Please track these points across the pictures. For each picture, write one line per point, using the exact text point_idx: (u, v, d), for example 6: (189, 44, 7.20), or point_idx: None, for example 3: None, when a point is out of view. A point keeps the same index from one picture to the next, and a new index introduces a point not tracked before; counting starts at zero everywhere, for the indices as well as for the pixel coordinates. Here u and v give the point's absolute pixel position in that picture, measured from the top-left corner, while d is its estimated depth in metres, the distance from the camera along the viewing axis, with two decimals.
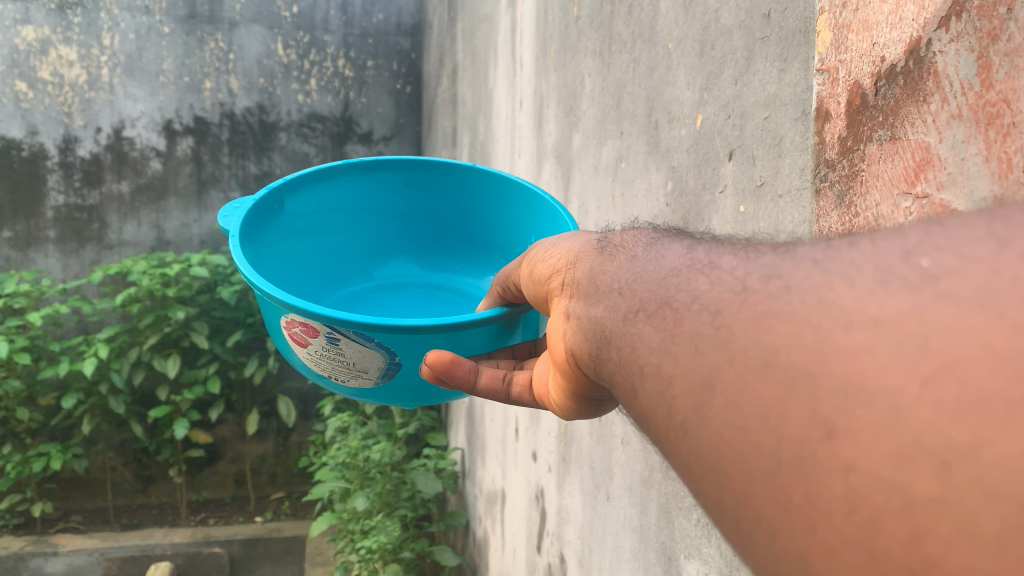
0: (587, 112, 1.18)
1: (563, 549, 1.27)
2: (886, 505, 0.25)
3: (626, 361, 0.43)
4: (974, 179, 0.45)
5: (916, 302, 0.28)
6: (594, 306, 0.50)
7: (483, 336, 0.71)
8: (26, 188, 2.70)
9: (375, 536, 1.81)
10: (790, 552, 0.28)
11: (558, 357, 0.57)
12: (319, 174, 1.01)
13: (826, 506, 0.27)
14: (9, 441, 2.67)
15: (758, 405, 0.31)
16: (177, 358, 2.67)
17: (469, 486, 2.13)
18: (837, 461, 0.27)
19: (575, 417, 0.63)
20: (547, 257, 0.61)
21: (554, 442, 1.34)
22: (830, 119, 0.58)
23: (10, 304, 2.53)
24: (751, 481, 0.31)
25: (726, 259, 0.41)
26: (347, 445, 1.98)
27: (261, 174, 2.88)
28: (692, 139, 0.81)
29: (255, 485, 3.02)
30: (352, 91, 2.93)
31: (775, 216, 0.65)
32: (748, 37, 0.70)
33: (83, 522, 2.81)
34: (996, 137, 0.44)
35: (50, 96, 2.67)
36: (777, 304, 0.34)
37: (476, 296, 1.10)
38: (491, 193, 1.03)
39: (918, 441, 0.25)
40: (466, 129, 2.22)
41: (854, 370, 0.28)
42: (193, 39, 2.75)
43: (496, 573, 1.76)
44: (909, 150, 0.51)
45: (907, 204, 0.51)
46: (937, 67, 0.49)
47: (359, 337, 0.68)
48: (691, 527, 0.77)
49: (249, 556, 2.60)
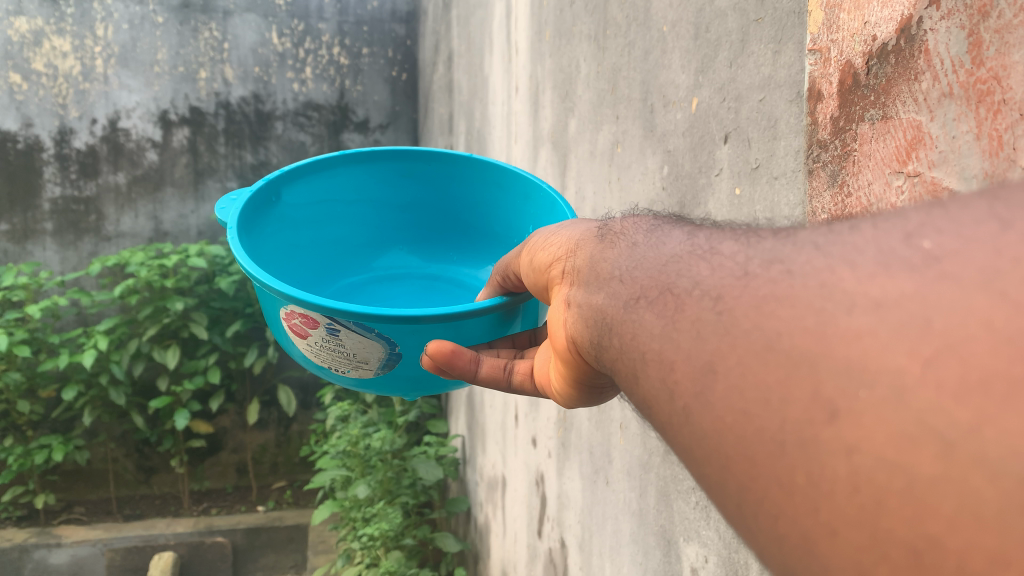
0: (583, 97, 1.18)
1: (563, 535, 1.28)
2: (889, 485, 0.26)
3: (627, 346, 0.43)
4: (965, 157, 0.46)
5: (918, 284, 0.28)
6: (596, 293, 0.50)
7: (483, 324, 0.71)
8: (22, 180, 2.69)
9: (377, 524, 1.79)
10: (793, 534, 0.29)
11: (560, 345, 0.57)
12: (315, 165, 1.01)
13: (828, 487, 0.28)
14: (10, 434, 2.68)
15: (761, 388, 0.32)
16: (176, 349, 2.67)
17: (470, 473, 2.14)
18: (840, 444, 0.28)
19: (576, 405, 0.64)
20: (547, 245, 0.61)
21: (553, 428, 1.35)
22: (822, 100, 0.59)
23: (9, 297, 2.53)
24: (755, 463, 0.31)
25: (727, 245, 0.41)
26: (347, 434, 1.99)
27: (258, 164, 2.87)
28: (688, 122, 0.81)
29: (257, 475, 3.03)
30: (347, 79, 2.92)
31: (770, 199, 0.66)
32: (742, 19, 0.70)
33: (86, 514, 2.83)
34: (987, 115, 0.44)
35: (44, 87, 2.65)
36: (779, 289, 0.34)
37: (474, 286, 1.11)
38: (488, 183, 1.02)
39: (920, 421, 0.26)
40: (462, 116, 2.21)
41: (857, 351, 0.28)
42: (187, 29, 2.73)
43: (497, 558, 1.77)
44: (901, 128, 0.51)
45: (899, 183, 0.51)
46: (928, 45, 0.49)
47: (360, 328, 0.68)
48: (690, 510, 0.78)
49: (252, 546, 2.63)
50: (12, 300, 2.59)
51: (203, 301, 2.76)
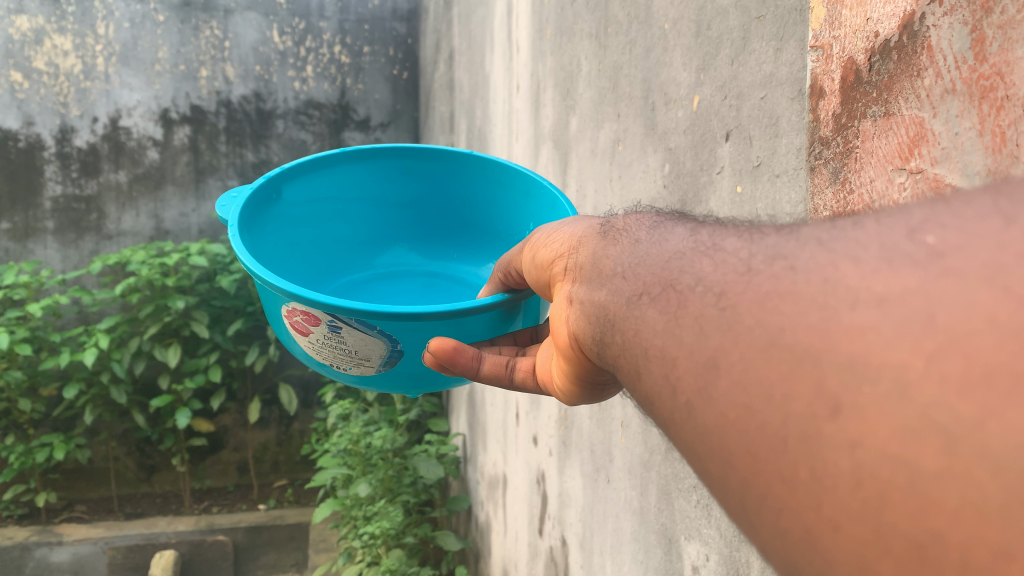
0: (584, 95, 1.18)
1: (564, 533, 1.28)
2: (892, 480, 0.26)
3: (629, 343, 0.43)
4: (968, 154, 0.46)
5: (921, 279, 0.28)
6: (598, 289, 0.50)
7: (486, 322, 0.71)
8: (23, 178, 2.69)
9: (378, 522, 1.79)
10: (796, 529, 0.29)
11: (562, 342, 0.57)
12: (316, 163, 1.01)
13: (831, 482, 0.28)
14: (12, 432, 2.68)
15: (763, 384, 0.32)
16: (177, 347, 2.67)
17: (471, 472, 2.14)
18: (843, 438, 0.28)
19: (578, 402, 0.64)
20: (549, 242, 0.61)
21: (554, 426, 1.35)
22: (824, 96, 0.59)
23: (10, 295, 2.53)
24: (757, 459, 0.31)
25: (730, 242, 0.41)
26: (348, 432, 1.99)
27: (259, 162, 2.87)
28: (689, 120, 0.81)
29: (258, 474, 3.04)
30: (348, 77, 2.92)
31: (772, 197, 0.66)
32: (743, 16, 0.70)
33: (88, 512, 2.84)
34: (989, 111, 0.44)
35: (45, 86, 2.65)
36: (782, 285, 0.34)
37: (476, 283, 1.11)
38: (489, 181, 1.03)
39: (923, 415, 0.26)
40: (463, 114, 2.21)
41: (860, 346, 0.28)
42: (188, 27, 2.73)
43: (498, 556, 1.78)
44: (903, 125, 0.51)
45: (902, 180, 0.51)
46: (931, 41, 0.49)
47: (362, 325, 0.68)
48: (691, 508, 0.78)
49: (254, 544, 2.64)
50: (13, 299, 2.59)
51: (204, 299, 2.76)
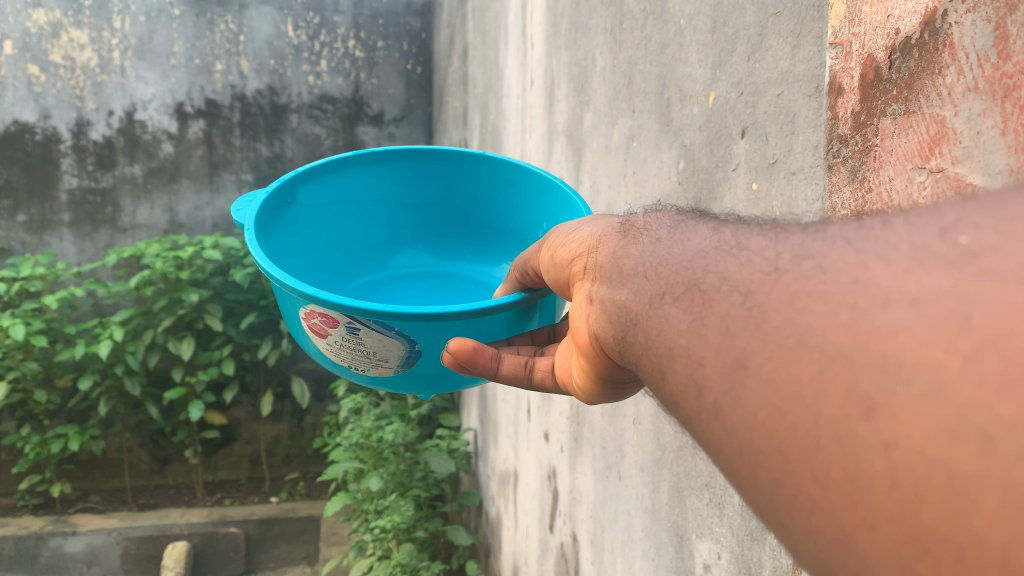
0: (599, 92, 1.17)
1: (575, 529, 1.28)
2: (929, 481, 0.25)
3: (653, 342, 0.43)
4: (990, 153, 0.45)
5: (955, 278, 0.28)
6: (619, 288, 0.50)
7: (502, 320, 0.71)
8: (40, 171, 2.71)
9: (389, 516, 1.80)
10: (828, 529, 0.29)
11: (581, 340, 0.57)
12: (329, 165, 1.01)
13: (866, 483, 0.27)
14: (27, 423, 2.70)
15: (794, 384, 0.31)
16: (190, 340, 2.68)
17: (481, 467, 2.15)
18: (877, 439, 0.27)
19: (598, 400, 0.64)
20: (568, 241, 0.61)
21: (566, 423, 1.35)
22: (843, 94, 0.58)
23: (26, 287, 2.56)
24: (789, 459, 0.31)
25: (755, 240, 0.40)
26: (361, 426, 2.01)
27: (273, 157, 2.88)
28: (704, 117, 0.80)
29: (270, 467, 3.06)
30: (362, 72, 2.92)
31: (788, 195, 0.65)
32: (761, 12, 0.69)
33: (102, 503, 2.88)
34: (1012, 110, 0.43)
35: (62, 79, 2.67)
36: (810, 284, 0.33)
37: (491, 283, 1.11)
38: (501, 180, 1.02)
39: (961, 415, 0.25)
40: (476, 109, 2.21)
41: (894, 347, 0.28)
42: (202, 21, 2.73)
43: (509, 552, 1.78)
44: (924, 123, 0.51)
45: (922, 179, 0.51)
46: (953, 38, 0.48)
47: (380, 326, 0.68)
48: (703, 507, 0.78)
49: (265, 536, 2.65)
50: (29, 291, 2.62)
51: (217, 293, 2.77)
